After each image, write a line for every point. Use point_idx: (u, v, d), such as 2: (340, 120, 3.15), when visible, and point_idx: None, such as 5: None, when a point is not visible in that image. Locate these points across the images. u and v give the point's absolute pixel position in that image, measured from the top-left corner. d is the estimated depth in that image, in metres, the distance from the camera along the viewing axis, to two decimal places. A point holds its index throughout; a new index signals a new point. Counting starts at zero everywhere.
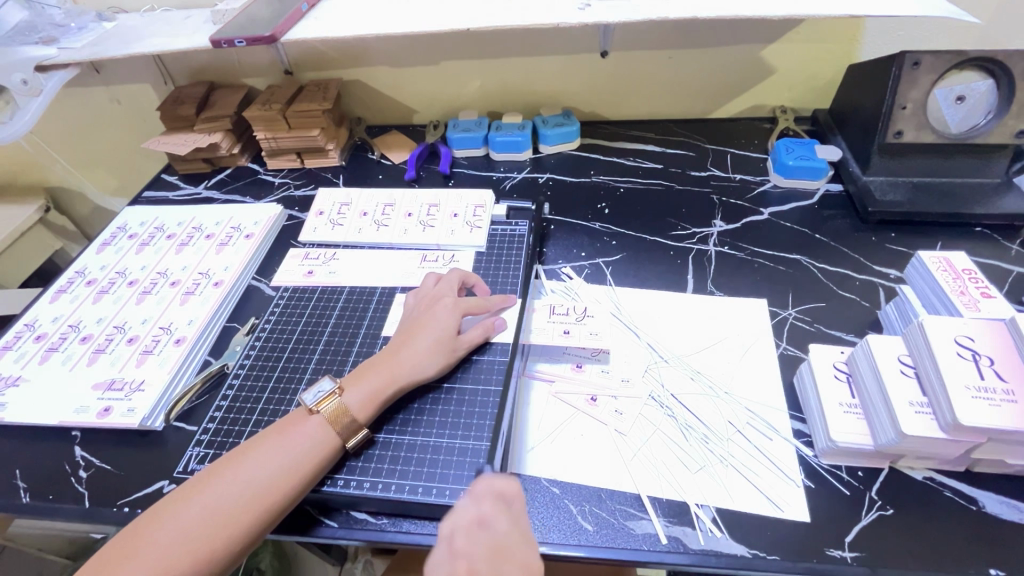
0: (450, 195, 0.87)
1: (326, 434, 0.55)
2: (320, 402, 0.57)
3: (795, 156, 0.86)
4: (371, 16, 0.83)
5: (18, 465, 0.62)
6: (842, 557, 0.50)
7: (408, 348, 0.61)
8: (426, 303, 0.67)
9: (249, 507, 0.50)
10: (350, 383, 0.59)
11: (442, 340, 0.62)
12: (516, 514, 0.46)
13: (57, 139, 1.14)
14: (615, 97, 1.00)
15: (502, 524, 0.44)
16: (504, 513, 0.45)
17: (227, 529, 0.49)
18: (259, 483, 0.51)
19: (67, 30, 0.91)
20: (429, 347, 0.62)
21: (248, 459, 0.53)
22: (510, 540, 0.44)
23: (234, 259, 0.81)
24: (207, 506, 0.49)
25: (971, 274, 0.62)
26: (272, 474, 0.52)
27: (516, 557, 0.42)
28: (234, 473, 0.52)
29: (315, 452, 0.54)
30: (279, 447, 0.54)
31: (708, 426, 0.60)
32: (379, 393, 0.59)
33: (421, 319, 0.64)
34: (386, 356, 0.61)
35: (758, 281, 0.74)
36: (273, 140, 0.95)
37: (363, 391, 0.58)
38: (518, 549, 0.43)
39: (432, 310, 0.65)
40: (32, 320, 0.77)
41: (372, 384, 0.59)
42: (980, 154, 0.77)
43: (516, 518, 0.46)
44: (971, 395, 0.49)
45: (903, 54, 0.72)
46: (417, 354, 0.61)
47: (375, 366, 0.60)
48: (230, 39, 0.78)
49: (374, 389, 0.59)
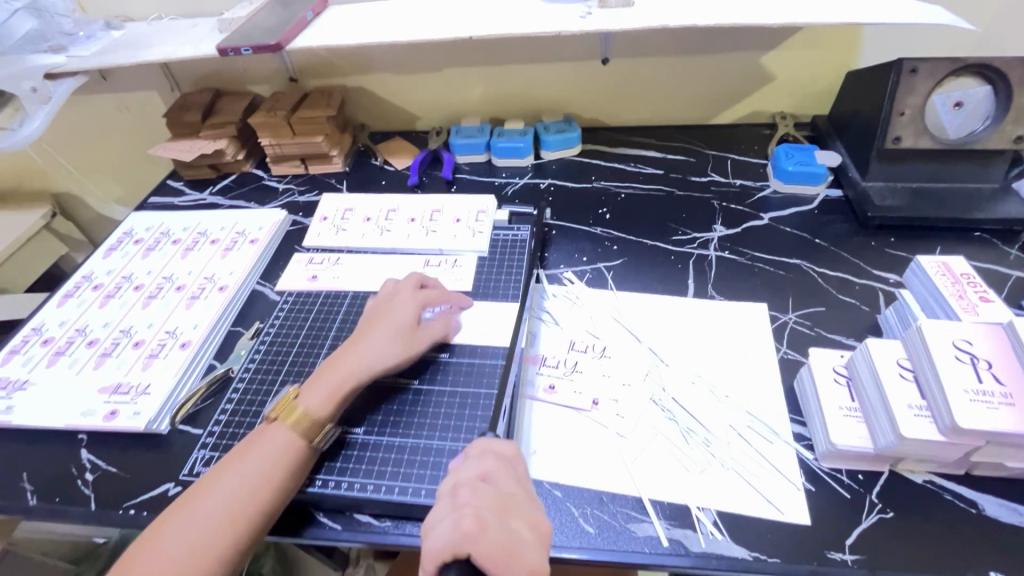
0: (453, 200, 0.88)
1: (295, 434, 0.56)
2: (279, 407, 0.57)
3: (795, 161, 0.86)
4: (375, 23, 0.84)
5: (25, 467, 0.63)
6: (843, 559, 0.50)
7: (365, 344, 0.62)
8: (383, 302, 0.67)
9: (237, 512, 0.51)
10: (308, 385, 0.59)
11: (399, 333, 0.63)
12: (516, 474, 0.49)
13: (64, 145, 1.15)
14: (617, 105, 1.01)
15: (503, 480, 0.48)
16: (508, 473, 0.48)
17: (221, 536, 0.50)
18: (243, 488, 0.52)
19: (76, 38, 0.92)
20: (386, 340, 0.62)
21: (229, 470, 0.54)
22: (514, 498, 0.46)
23: (239, 264, 0.82)
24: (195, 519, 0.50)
25: (969, 278, 0.62)
26: (253, 478, 0.53)
27: (523, 514, 0.45)
28: (221, 480, 0.53)
29: (290, 452, 0.55)
30: (257, 454, 0.55)
31: (709, 429, 0.60)
32: (339, 390, 0.59)
33: (379, 317, 0.65)
34: (343, 355, 0.61)
35: (759, 285, 0.75)
36: (278, 146, 0.96)
37: (322, 391, 0.58)
38: (522, 507, 0.45)
39: (387, 308, 0.66)
40: (39, 324, 0.78)
41: (330, 383, 0.59)
42: (979, 159, 0.77)
43: (516, 478, 0.49)
44: (970, 397, 0.49)
45: (901, 60, 0.73)
46: (375, 347, 0.61)
47: (331, 368, 0.60)
48: (236, 47, 0.80)
49: (332, 387, 0.59)
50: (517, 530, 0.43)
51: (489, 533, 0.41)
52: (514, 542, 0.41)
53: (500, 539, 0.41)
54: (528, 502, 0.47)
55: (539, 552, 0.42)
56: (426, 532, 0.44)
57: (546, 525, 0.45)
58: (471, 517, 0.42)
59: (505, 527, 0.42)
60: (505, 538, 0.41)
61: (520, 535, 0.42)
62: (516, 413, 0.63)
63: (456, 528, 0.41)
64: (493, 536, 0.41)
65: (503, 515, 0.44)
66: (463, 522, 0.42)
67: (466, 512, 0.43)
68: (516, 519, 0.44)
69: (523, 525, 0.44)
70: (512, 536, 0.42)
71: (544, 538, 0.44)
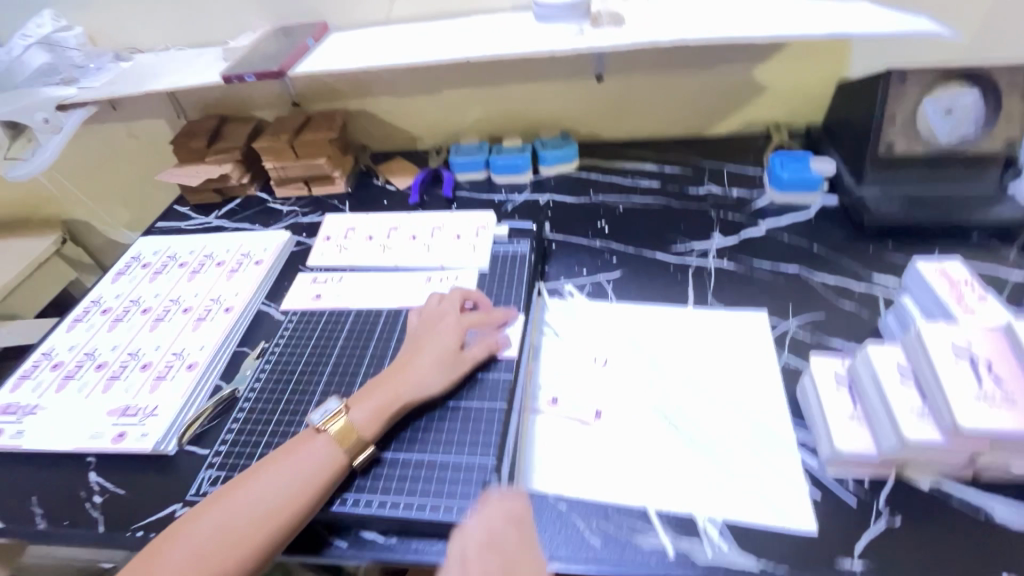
0: (454, 217, 0.89)
1: (337, 451, 0.56)
2: (326, 421, 0.58)
3: (790, 170, 0.87)
4: (376, 48, 0.87)
5: (34, 491, 0.64)
6: (851, 568, 0.50)
7: (412, 362, 0.63)
8: (433, 321, 0.68)
9: (261, 524, 0.51)
10: (356, 401, 0.60)
11: (447, 354, 0.64)
12: (525, 532, 0.49)
13: (75, 173, 1.18)
14: (612, 121, 1.03)
15: (512, 544, 0.48)
16: (515, 532, 0.49)
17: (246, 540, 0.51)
18: (267, 500, 0.52)
19: (87, 70, 0.94)
20: (433, 364, 0.63)
21: (260, 478, 0.54)
22: (522, 561, 0.47)
23: (244, 285, 0.83)
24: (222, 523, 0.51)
25: (967, 282, 0.63)
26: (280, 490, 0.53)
27: None
28: (248, 491, 0.53)
29: (325, 469, 0.55)
30: (290, 463, 0.55)
31: (714, 438, 0.60)
32: (385, 410, 0.59)
33: (428, 337, 0.66)
34: (390, 373, 0.62)
35: (759, 294, 0.75)
36: (282, 169, 0.98)
37: (368, 408, 0.59)
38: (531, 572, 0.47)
39: (438, 328, 0.67)
40: (50, 348, 0.79)
41: (376, 401, 0.60)
42: (972, 164, 0.78)
43: (525, 538, 0.49)
44: (971, 399, 0.49)
45: (890, 70, 0.75)
46: (422, 367, 0.62)
47: (377, 386, 0.61)
48: (241, 74, 0.82)
49: (376, 405, 0.59)
50: None
51: None
52: None
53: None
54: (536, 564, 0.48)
55: None
56: None
57: None
58: None
59: None
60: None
61: None
62: (518, 425, 0.63)
63: None
64: None
65: None
66: None
67: None
68: None
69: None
70: None
71: None
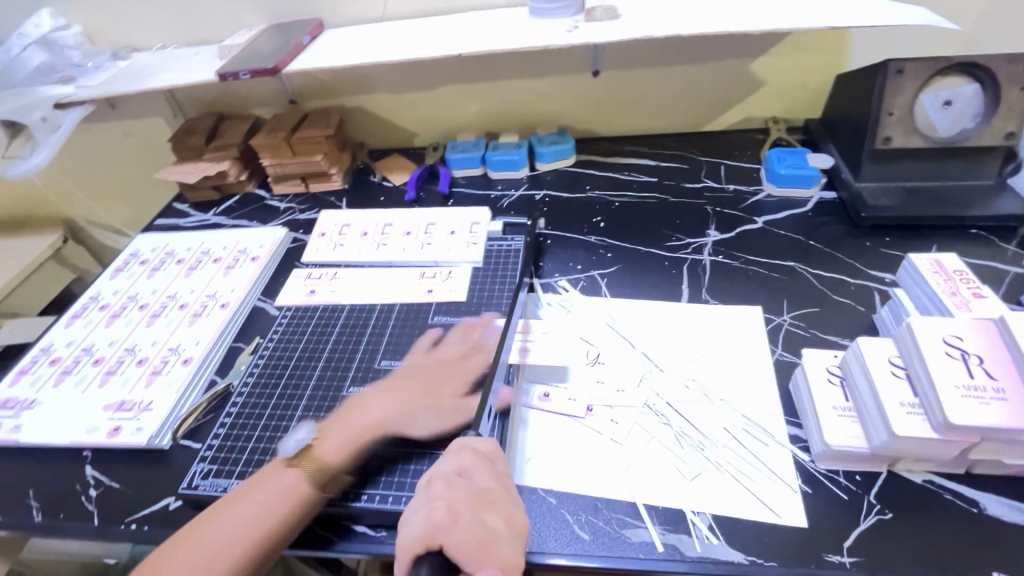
0: (449, 213, 0.89)
1: (302, 482, 0.56)
2: (296, 454, 0.59)
3: (787, 164, 0.87)
4: (370, 44, 0.87)
5: (31, 485, 0.64)
6: (841, 562, 0.49)
7: (396, 401, 0.63)
8: (436, 359, 0.67)
9: (231, 553, 0.51)
10: (325, 433, 0.61)
11: (438, 397, 0.62)
12: (495, 471, 0.50)
13: (75, 172, 1.19)
14: (608, 116, 1.03)
15: (482, 478, 0.49)
16: (485, 468, 0.50)
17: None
18: (236, 536, 0.52)
19: (84, 68, 0.95)
20: (413, 399, 0.63)
21: (229, 509, 0.54)
22: (491, 492, 0.48)
23: (240, 281, 0.84)
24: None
25: (962, 275, 0.62)
26: (227, 540, 0.51)
27: (497, 508, 0.48)
28: (216, 524, 0.52)
29: (291, 496, 0.55)
30: (257, 494, 0.55)
31: (704, 432, 0.60)
32: (351, 443, 0.60)
33: (426, 376, 0.65)
34: (368, 406, 0.63)
35: (753, 289, 0.75)
36: (279, 166, 0.99)
37: (339, 442, 0.60)
38: (500, 501, 0.48)
39: (439, 370, 0.66)
40: (48, 344, 0.80)
41: (346, 435, 0.60)
42: (970, 157, 0.77)
43: (496, 475, 0.50)
44: (961, 393, 0.49)
45: (887, 61, 0.74)
46: (406, 407, 0.62)
47: (349, 420, 0.62)
48: (236, 72, 0.83)
49: (348, 437, 0.60)
50: (491, 524, 0.46)
51: (461, 524, 0.45)
52: (488, 534, 0.45)
53: (471, 534, 0.44)
54: (506, 497, 0.49)
55: (513, 546, 0.46)
56: (402, 524, 0.47)
57: (521, 518, 0.48)
58: (443, 508, 0.46)
59: (477, 519, 0.45)
60: (478, 530, 0.45)
61: (494, 528, 0.46)
62: (508, 419, 0.63)
63: (428, 519, 0.45)
64: (466, 528, 0.44)
65: (477, 508, 0.47)
66: (436, 513, 0.45)
67: (439, 504, 0.46)
68: (491, 512, 0.47)
69: (499, 519, 0.47)
70: (485, 528, 0.45)
71: (518, 531, 0.47)
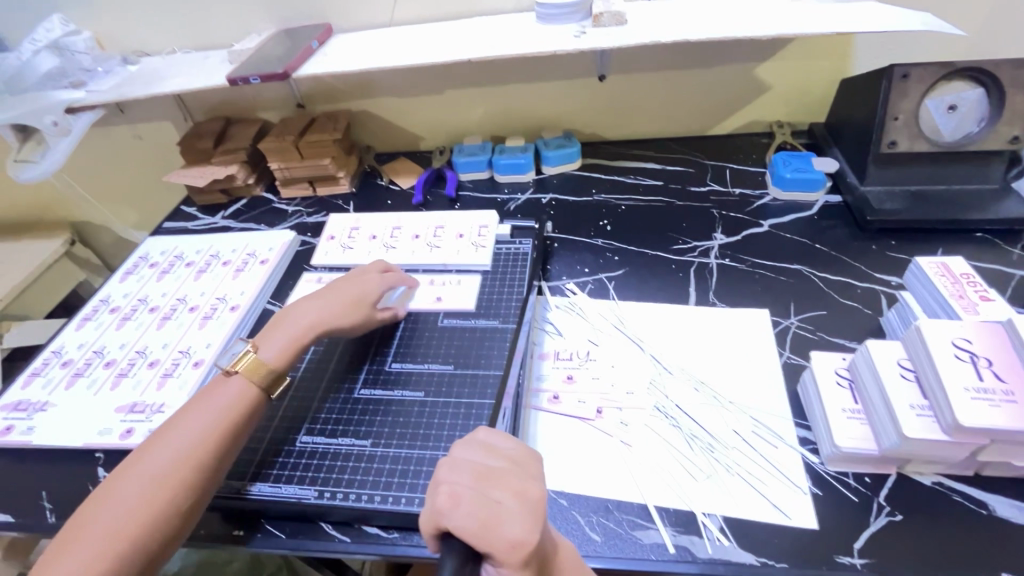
0: (457, 216, 0.90)
1: (247, 386, 0.60)
2: (234, 362, 0.62)
3: (793, 168, 0.87)
4: (379, 49, 0.87)
5: (44, 487, 0.65)
6: (851, 563, 0.50)
7: (319, 307, 0.68)
8: (351, 275, 0.73)
9: (181, 461, 0.54)
10: (262, 341, 0.65)
11: (359, 302, 0.70)
12: (509, 448, 0.41)
13: (83, 175, 1.20)
14: (614, 120, 1.04)
15: (494, 457, 0.40)
16: (497, 447, 0.41)
17: (153, 518, 0.50)
18: (185, 445, 0.55)
19: (95, 73, 0.96)
20: (336, 305, 0.68)
21: (176, 424, 0.57)
22: (504, 468, 0.39)
23: (249, 285, 0.84)
24: (117, 507, 0.50)
25: (969, 278, 0.62)
26: (167, 461, 0.53)
27: (509, 483, 0.37)
28: (166, 440, 0.55)
29: (237, 403, 0.59)
30: (205, 406, 0.58)
31: (713, 434, 0.61)
32: (292, 345, 0.65)
33: (338, 287, 0.71)
34: (294, 312, 0.67)
35: (760, 291, 0.75)
36: (287, 170, 0.99)
37: (277, 345, 0.64)
38: (515, 478, 0.38)
39: (361, 282, 0.72)
40: (59, 346, 0.80)
41: (283, 338, 0.65)
42: (975, 161, 0.78)
43: (511, 452, 0.41)
44: (971, 395, 0.49)
45: (892, 67, 0.74)
46: (330, 313, 0.67)
47: (280, 326, 0.66)
48: (246, 77, 0.83)
49: (287, 341, 0.65)
50: (500, 500, 0.36)
51: (465, 505, 0.35)
52: (495, 514, 0.35)
53: (477, 512, 0.35)
54: (525, 474, 0.39)
55: (529, 524, 0.35)
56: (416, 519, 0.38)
57: (540, 491, 0.37)
58: (446, 492, 0.36)
59: (483, 498, 0.36)
60: (484, 508, 0.35)
61: (503, 505, 0.35)
62: (520, 420, 0.64)
63: (430, 504, 0.36)
64: (469, 510, 0.35)
65: (485, 487, 0.37)
66: (436, 498, 0.36)
67: (441, 488, 0.37)
68: (499, 489, 0.37)
69: (507, 494, 0.37)
70: (493, 507, 0.35)
71: (536, 507, 0.36)
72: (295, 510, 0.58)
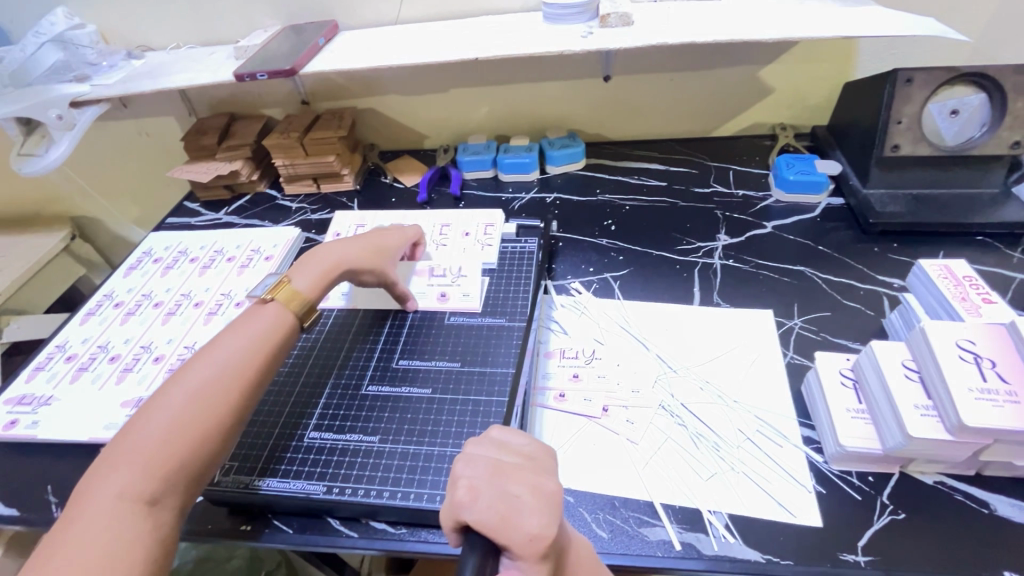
0: (462, 214, 0.90)
1: (285, 312, 0.60)
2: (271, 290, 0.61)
3: (795, 170, 0.88)
4: (386, 47, 0.88)
5: (49, 480, 0.65)
6: (855, 561, 0.51)
7: (349, 246, 0.69)
8: (375, 232, 0.75)
9: (229, 378, 0.52)
10: (296, 271, 0.65)
11: (380, 251, 0.72)
12: (524, 446, 0.41)
13: (85, 170, 1.19)
14: (618, 120, 1.04)
15: (509, 453, 0.40)
16: (512, 443, 0.41)
17: (202, 434, 0.49)
18: (230, 364, 0.53)
19: (99, 67, 0.95)
20: (363, 245, 0.71)
21: (216, 346, 0.55)
22: (520, 465, 0.39)
23: (254, 281, 0.84)
24: (167, 416, 0.48)
25: (972, 280, 0.63)
26: (213, 378, 0.52)
27: (526, 477, 0.38)
28: (209, 359, 0.53)
29: (277, 329, 0.58)
30: (245, 330, 0.57)
31: (719, 434, 0.61)
32: (326, 274, 0.65)
33: (365, 236, 0.73)
34: (325, 248, 0.68)
35: (765, 292, 0.76)
36: (291, 166, 0.99)
37: (311, 276, 0.64)
38: (530, 473, 0.38)
39: (381, 236, 0.74)
40: (63, 341, 0.80)
41: (318, 269, 0.65)
42: (976, 166, 0.79)
43: (526, 449, 0.41)
44: (975, 396, 0.50)
45: (896, 71, 0.75)
46: (358, 253, 0.69)
47: (314, 257, 0.67)
48: (253, 73, 0.83)
49: (320, 271, 0.65)
50: (518, 495, 0.36)
51: (484, 499, 0.35)
52: (514, 508, 0.35)
53: (496, 506, 0.35)
54: (541, 469, 0.39)
55: (547, 516, 0.35)
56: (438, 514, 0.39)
57: (556, 486, 0.38)
58: (464, 486, 0.37)
59: (500, 492, 0.36)
60: (503, 502, 0.35)
61: (521, 500, 0.36)
62: (526, 418, 0.64)
63: (449, 500, 0.36)
64: (488, 503, 0.35)
65: (501, 480, 0.37)
66: (455, 492, 0.36)
67: (460, 482, 0.37)
68: (517, 483, 0.37)
69: (525, 488, 0.37)
70: (510, 501, 0.35)
71: (554, 500, 0.36)
72: (302, 505, 0.58)
